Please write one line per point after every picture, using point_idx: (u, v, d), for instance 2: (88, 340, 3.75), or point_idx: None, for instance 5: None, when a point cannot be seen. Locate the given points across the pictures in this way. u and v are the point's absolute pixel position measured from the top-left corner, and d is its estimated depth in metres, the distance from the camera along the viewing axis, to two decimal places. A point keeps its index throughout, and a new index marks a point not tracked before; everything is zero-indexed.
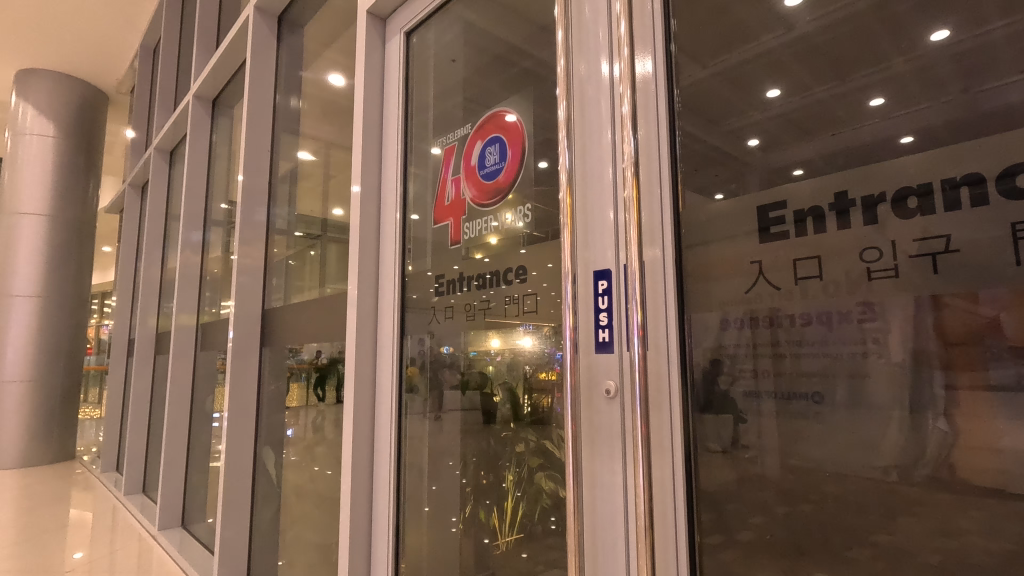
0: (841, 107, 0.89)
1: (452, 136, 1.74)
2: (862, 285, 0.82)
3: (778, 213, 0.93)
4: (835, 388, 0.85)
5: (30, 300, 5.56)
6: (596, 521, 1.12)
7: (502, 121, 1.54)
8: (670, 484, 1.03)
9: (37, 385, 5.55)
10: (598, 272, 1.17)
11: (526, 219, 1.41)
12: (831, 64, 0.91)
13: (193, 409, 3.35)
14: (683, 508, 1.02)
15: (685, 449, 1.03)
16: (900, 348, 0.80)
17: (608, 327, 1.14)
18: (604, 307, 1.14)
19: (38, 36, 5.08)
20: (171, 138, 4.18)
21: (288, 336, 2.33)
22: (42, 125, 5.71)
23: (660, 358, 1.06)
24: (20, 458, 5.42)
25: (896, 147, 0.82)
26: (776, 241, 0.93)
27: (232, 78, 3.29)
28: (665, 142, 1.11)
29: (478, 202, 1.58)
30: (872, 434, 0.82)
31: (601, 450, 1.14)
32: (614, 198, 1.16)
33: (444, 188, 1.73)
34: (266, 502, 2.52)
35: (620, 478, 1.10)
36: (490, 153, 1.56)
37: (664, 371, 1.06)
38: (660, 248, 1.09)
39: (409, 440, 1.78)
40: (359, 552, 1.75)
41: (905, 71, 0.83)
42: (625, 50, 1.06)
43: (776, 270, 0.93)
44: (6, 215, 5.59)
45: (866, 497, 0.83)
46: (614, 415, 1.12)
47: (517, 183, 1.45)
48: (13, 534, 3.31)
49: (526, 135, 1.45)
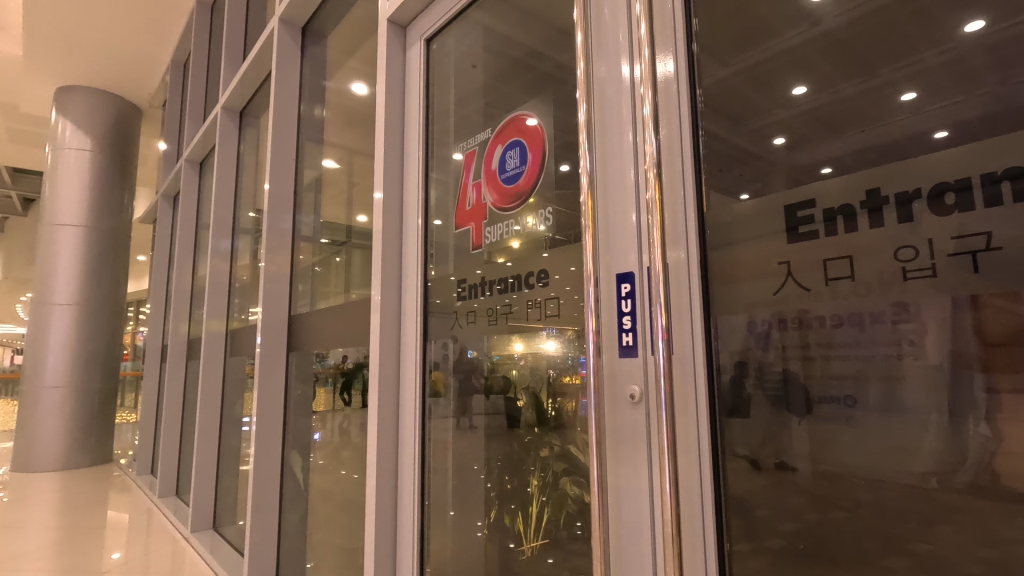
0: (870, 103, 0.87)
1: (472, 141, 1.74)
2: (896, 285, 0.80)
3: (806, 212, 0.91)
4: (868, 391, 0.83)
5: (69, 308, 5.76)
6: (621, 525, 1.11)
7: (522, 125, 1.54)
8: (697, 489, 1.01)
9: (76, 391, 5.74)
10: (620, 275, 1.16)
11: (547, 223, 1.41)
12: (859, 58, 0.89)
13: (222, 414, 3.42)
14: (711, 514, 0.99)
15: (712, 453, 1.01)
16: (936, 350, 0.77)
17: (631, 330, 1.12)
18: (627, 310, 1.13)
19: (73, 54, 5.27)
20: (200, 148, 4.28)
21: (314, 342, 2.37)
22: (81, 139, 5.94)
23: (686, 361, 1.05)
24: (60, 462, 5.60)
25: (930, 142, 0.79)
26: (805, 240, 0.90)
27: (258, 88, 3.36)
28: (687, 142, 1.09)
29: (499, 206, 1.58)
30: (908, 439, 0.79)
31: (626, 454, 1.12)
32: (636, 199, 1.15)
33: (465, 193, 1.74)
34: (294, 506, 2.55)
35: (645, 482, 1.08)
36: (510, 157, 1.56)
37: (691, 374, 1.04)
38: (684, 250, 1.07)
39: (434, 443, 1.79)
40: (385, 553, 1.77)
41: (936, 65, 0.81)
42: (645, 52, 1.05)
43: (807, 270, 0.90)
44: (46, 226, 5.82)
45: (902, 504, 0.80)
46: (639, 419, 1.10)
47: (538, 187, 1.45)
48: (54, 535, 3.42)
49: (547, 139, 1.45)
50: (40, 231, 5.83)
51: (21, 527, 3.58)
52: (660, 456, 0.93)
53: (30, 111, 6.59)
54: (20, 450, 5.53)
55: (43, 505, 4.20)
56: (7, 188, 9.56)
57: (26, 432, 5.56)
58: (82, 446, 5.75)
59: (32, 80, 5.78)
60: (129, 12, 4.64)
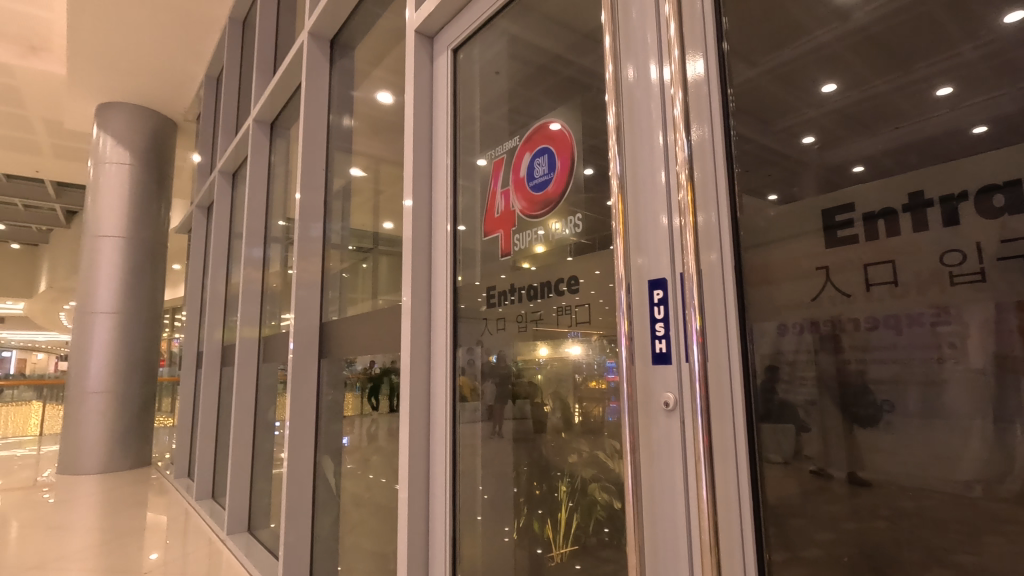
0: (904, 100, 0.85)
1: (500, 149, 1.75)
2: (940, 288, 0.77)
3: (845, 216, 0.88)
4: (907, 396, 0.81)
5: (110, 316, 5.97)
6: (657, 536, 1.09)
7: (549, 132, 1.54)
8: (735, 500, 0.99)
9: (117, 396, 5.93)
10: (652, 281, 1.15)
11: (576, 228, 1.40)
12: (891, 54, 0.87)
13: (256, 419, 3.49)
14: (749, 524, 0.97)
15: (749, 460, 0.99)
16: (980, 354, 0.74)
17: (665, 337, 1.11)
18: (660, 316, 1.12)
19: (111, 71, 5.47)
20: (233, 160, 4.40)
21: (344, 348, 2.40)
22: (120, 154, 6.18)
23: (721, 368, 1.02)
24: (102, 465, 5.78)
25: (967, 137, 0.78)
26: (843, 245, 0.87)
27: (288, 100, 3.45)
28: (719, 143, 1.07)
29: (528, 214, 1.58)
30: (951, 446, 0.76)
31: (661, 464, 1.11)
32: (669, 201, 1.14)
33: (493, 200, 1.74)
34: (326, 509, 2.60)
35: (681, 490, 1.07)
36: (539, 164, 1.56)
37: (727, 381, 1.01)
38: (717, 255, 1.05)
39: (463, 447, 1.80)
40: (416, 557, 1.78)
41: (975, 58, 0.79)
42: (676, 52, 1.01)
43: (845, 274, 0.87)
44: (89, 238, 6.05)
45: (945, 513, 0.77)
46: (674, 428, 1.09)
47: (566, 193, 1.44)
48: (98, 535, 3.56)
49: (575, 145, 1.44)
50: (83, 242, 6.08)
51: (66, 529, 3.72)
52: (697, 466, 0.90)
53: (73, 128, 6.87)
54: (65, 454, 5.74)
55: (87, 506, 4.36)
56: (51, 201, 9.97)
57: (71, 435, 5.77)
58: (123, 450, 5.94)
59: (75, 98, 6.04)
60: (164, 30, 4.80)
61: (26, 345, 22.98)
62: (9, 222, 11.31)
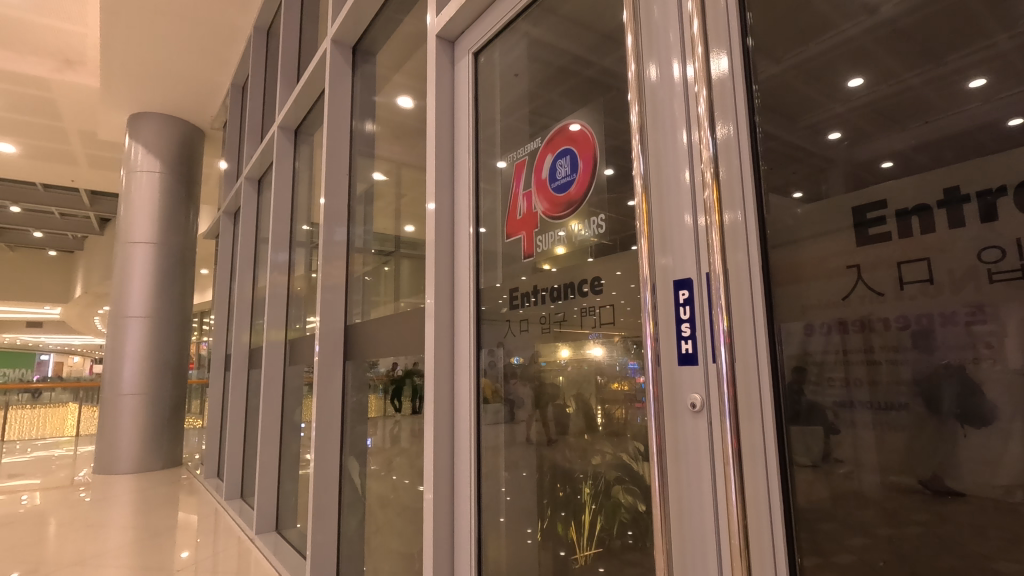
0: (935, 93, 0.83)
1: (521, 151, 1.75)
2: (978, 286, 0.75)
3: (877, 213, 0.86)
4: (943, 399, 0.78)
5: (142, 321, 6.14)
6: (685, 539, 1.08)
7: (570, 134, 1.54)
8: (765, 506, 0.97)
9: (148, 398, 6.08)
10: (677, 281, 1.14)
11: (598, 229, 1.39)
12: (921, 46, 0.86)
13: (282, 421, 3.55)
14: (780, 530, 0.95)
15: (779, 463, 0.97)
16: (1018, 354, 0.72)
17: (690, 337, 1.10)
18: (685, 317, 1.11)
19: (142, 82, 5.63)
20: (259, 167, 4.48)
21: (367, 350, 2.43)
22: (150, 162, 6.35)
23: (749, 369, 1.00)
24: (135, 465, 5.94)
25: (1003, 130, 0.75)
26: (875, 242, 0.85)
27: (312, 106, 3.50)
28: (744, 140, 1.06)
29: (550, 215, 1.58)
30: (990, 449, 0.74)
31: (688, 466, 1.09)
32: (694, 200, 1.13)
33: (515, 202, 1.74)
34: (352, 511, 2.64)
35: (709, 492, 1.05)
36: (561, 165, 1.56)
37: (756, 382, 1.00)
38: (743, 255, 1.03)
39: (486, 449, 1.81)
40: (439, 557, 1.79)
41: (1009, 49, 0.77)
42: (699, 49, 0.98)
43: (878, 273, 0.85)
44: (122, 245, 6.24)
45: (986, 519, 0.75)
46: (702, 429, 1.08)
47: (589, 195, 1.44)
48: (131, 534, 3.65)
49: (597, 146, 1.44)
50: (116, 249, 6.27)
51: (104, 527, 3.83)
52: (725, 469, 0.87)
53: (106, 138, 7.09)
54: (101, 455, 5.90)
55: (122, 505, 4.47)
56: (87, 210, 10.30)
57: (106, 436, 5.93)
58: (155, 450, 6.09)
59: (107, 109, 6.23)
60: (191, 41, 4.93)
61: (64, 351, 23.82)
62: (45, 230, 11.69)
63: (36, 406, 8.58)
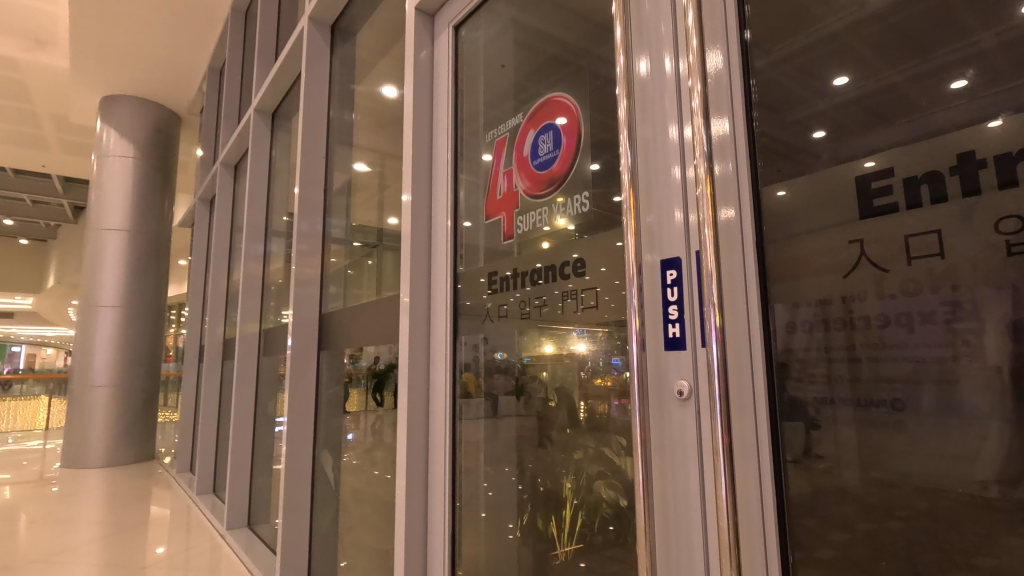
0: (916, 91, 0.82)
1: (503, 127, 1.74)
2: (952, 284, 0.75)
3: (883, 183, 0.82)
4: (920, 396, 0.78)
5: (113, 310, 5.98)
6: (669, 529, 1.06)
7: (555, 108, 1.52)
8: (756, 500, 0.95)
9: (120, 390, 5.95)
10: (665, 261, 1.12)
11: (583, 208, 1.37)
12: (909, 41, 0.84)
13: (256, 414, 3.48)
14: (772, 522, 0.93)
15: (773, 459, 0.94)
16: (997, 351, 0.72)
17: (678, 321, 1.08)
18: (673, 299, 1.09)
19: (115, 63, 5.46)
20: (235, 152, 4.38)
21: (346, 342, 2.38)
22: (123, 147, 6.18)
23: (742, 362, 0.98)
24: (105, 458, 5.80)
25: (983, 133, 0.74)
26: (881, 213, 0.81)
27: (290, 88, 3.43)
28: (740, 131, 1.02)
29: (531, 194, 1.57)
30: (968, 446, 0.73)
31: (674, 458, 1.08)
32: (686, 193, 1.11)
33: (496, 180, 1.73)
34: (326, 507, 2.61)
35: (696, 482, 1.04)
36: (543, 141, 1.54)
37: (748, 375, 0.97)
38: (737, 246, 1.01)
39: (465, 444, 1.78)
40: (415, 552, 1.77)
41: (991, 48, 0.76)
42: (694, 43, 0.94)
43: (883, 249, 0.81)
44: (92, 231, 6.07)
45: (961, 514, 0.74)
46: (689, 418, 1.06)
47: (572, 172, 1.42)
48: (100, 530, 3.55)
49: (582, 122, 1.42)
50: (87, 235, 6.09)
51: (71, 522, 3.74)
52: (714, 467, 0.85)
53: (78, 122, 6.89)
54: (69, 449, 5.76)
55: (91, 500, 4.37)
56: (59, 197, 10.03)
57: (75, 429, 5.78)
58: (126, 444, 5.96)
59: (78, 91, 6.04)
60: (168, 22, 4.80)
61: (39, 341, 23.44)
62: (16, 218, 11.38)
63: (6, 399, 8.37)
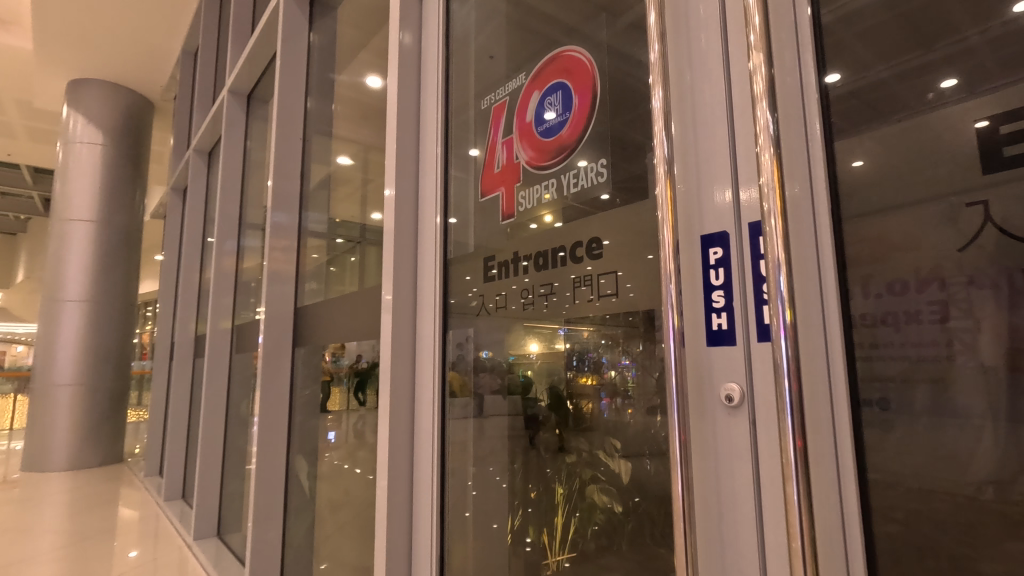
0: (904, 89, 0.77)
1: (502, 91, 1.64)
2: (934, 285, 0.73)
3: (1014, 129, 0.67)
4: (913, 392, 0.75)
5: (80, 305, 5.79)
6: (713, 555, 0.89)
7: (566, 65, 1.39)
8: (840, 543, 0.78)
9: (86, 389, 5.75)
10: (706, 237, 0.95)
11: (602, 176, 1.24)
12: (901, 38, 0.80)
13: (227, 415, 3.37)
14: (859, 558, 0.76)
15: (859, 470, 0.78)
16: (992, 349, 0.68)
17: (724, 310, 0.91)
18: (718, 282, 0.92)
19: (82, 44, 5.26)
20: (208, 138, 4.25)
21: (322, 341, 2.29)
22: (92, 134, 5.98)
23: (819, 376, 0.80)
24: (70, 460, 5.62)
25: (969, 133, 0.70)
26: (1013, 168, 0.67)
27: (267, 67, 3.32)
28: (812, 107, 0.85)
29: (536, 164, 1.46)
30: (960, 448, 0.70)
31: (722, 477, 0.89)
32: (740, 171, 0.92)
33: (494, 152, 1.64)
34: (300, 515, 2.53)
35: (752, 508, 0.86)
36: (550, 103, 1.43)
37: (827, 391, 0.80)
38: (811, 236, 0.83)
39: (454, 443, 1.70)
40: (399, 558, 1.69)
41: (979, 44, 0.72)
42: (755, 20, 0.78)
43: (1013, 210, 0.66)
44: (58, 222, 5.85)
45: (950, 517, 0.71)
46: (739, 430, 0.88)
47: (585, 136, 1.30)
48: (61, 538, 3.41)
49: (595, 78, 1.29)
50: (52, 226, 5.86)
51: (32, 529, 3.60)
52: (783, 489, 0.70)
53: (44, 107, 6.66)
54: (32, 451, 5.57)
55: (54, 506, 4.21)
56: (28, 187, 9.74)
57: (37, 429, 5.59)
58: (93, 445, 5.79)
59: (46, 74, 5.83)
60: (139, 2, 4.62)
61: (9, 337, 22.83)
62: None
63: None
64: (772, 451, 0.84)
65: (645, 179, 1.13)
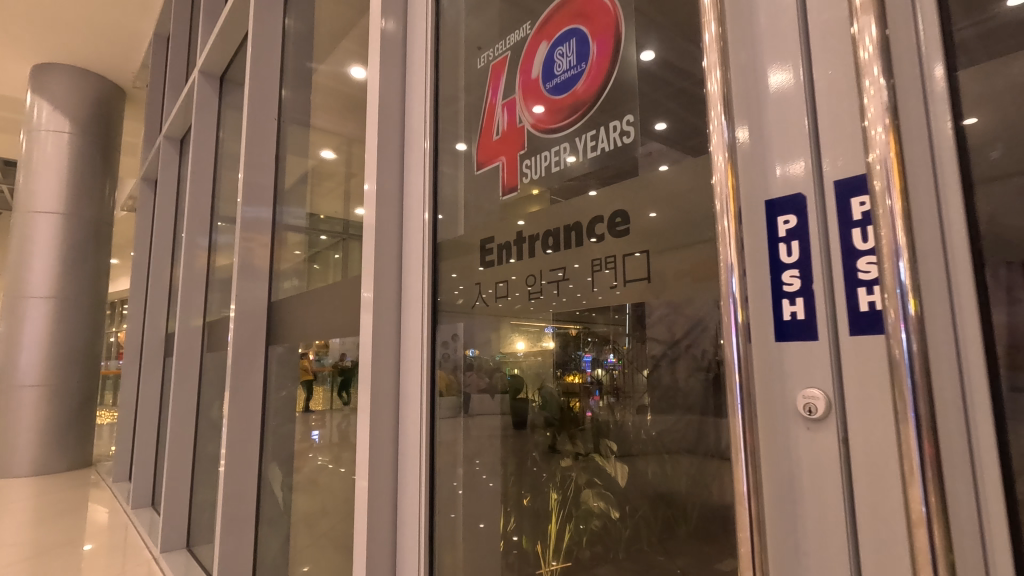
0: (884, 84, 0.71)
1: (503, 47, 1.55)
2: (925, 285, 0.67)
3: None
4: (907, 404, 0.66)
5: (46, 302, 5.60)
6: None
7: (579, 10, 1.28)
8: None
9: (52, 389, 5.57)
10: (772, 205, 0.82)
11: (628, 133, 1.11)
12: None
13: (198, 419, 3.25)
14: None
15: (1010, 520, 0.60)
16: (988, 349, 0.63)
17: (799, 294, 0.77)
18: (791, 261, 0.78)
19: (45, 24, 5.04)
20: (180, 124, 4.11)
21: (298, 341, 2.21)
22: (58, 122, 5.75)
23: (947, 386, 0.63)
24: (34, 464, 5.44)
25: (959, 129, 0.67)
26: None
27: (239, 49, 3.21)
28: (935, 56, 0.67)
29: (546, 126, 1.33)
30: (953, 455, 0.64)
31: (800, 500, 0.76)
32: (824, 136, 0.78)
33: (493, 115, 1.54)
34: (274, 529, 2.46)
35: (842, 540, 0.71)
36: (561, 55, 1.32)
37: (960, 402, 0.63)
38: (933, 214, 0.66)
39: (442, 444, 1.61)
40: (382, 565, 1.62)
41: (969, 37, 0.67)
42: None
43: None
44: (23, 214, 5.64)
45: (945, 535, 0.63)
46: (826, 449, 0.73)
47: (606, 89, 1.18)
48: (23, 550, 3.27)
49: (617, 16, 1.17)
50: (15, 217, 5.65)
51: None
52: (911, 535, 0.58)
53: (9, 92, 6.41)
54: None
55: (16, 515, 4.04)
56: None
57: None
58: (59, 448, 5.60)
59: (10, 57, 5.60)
60: None
61: None
62: None
63: None
64: (880, 480, 0.69)
65: (635, 169, 1.08)
